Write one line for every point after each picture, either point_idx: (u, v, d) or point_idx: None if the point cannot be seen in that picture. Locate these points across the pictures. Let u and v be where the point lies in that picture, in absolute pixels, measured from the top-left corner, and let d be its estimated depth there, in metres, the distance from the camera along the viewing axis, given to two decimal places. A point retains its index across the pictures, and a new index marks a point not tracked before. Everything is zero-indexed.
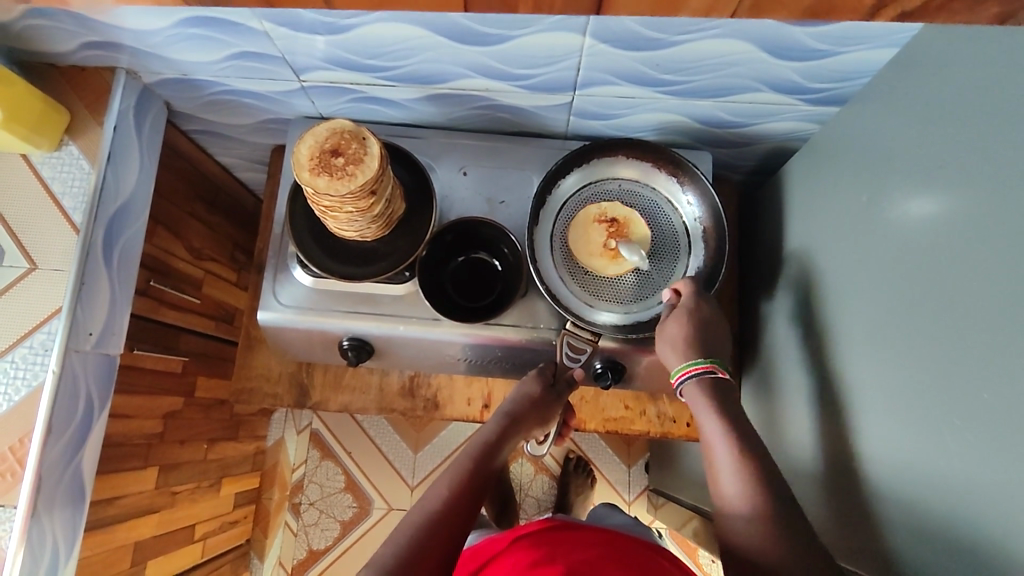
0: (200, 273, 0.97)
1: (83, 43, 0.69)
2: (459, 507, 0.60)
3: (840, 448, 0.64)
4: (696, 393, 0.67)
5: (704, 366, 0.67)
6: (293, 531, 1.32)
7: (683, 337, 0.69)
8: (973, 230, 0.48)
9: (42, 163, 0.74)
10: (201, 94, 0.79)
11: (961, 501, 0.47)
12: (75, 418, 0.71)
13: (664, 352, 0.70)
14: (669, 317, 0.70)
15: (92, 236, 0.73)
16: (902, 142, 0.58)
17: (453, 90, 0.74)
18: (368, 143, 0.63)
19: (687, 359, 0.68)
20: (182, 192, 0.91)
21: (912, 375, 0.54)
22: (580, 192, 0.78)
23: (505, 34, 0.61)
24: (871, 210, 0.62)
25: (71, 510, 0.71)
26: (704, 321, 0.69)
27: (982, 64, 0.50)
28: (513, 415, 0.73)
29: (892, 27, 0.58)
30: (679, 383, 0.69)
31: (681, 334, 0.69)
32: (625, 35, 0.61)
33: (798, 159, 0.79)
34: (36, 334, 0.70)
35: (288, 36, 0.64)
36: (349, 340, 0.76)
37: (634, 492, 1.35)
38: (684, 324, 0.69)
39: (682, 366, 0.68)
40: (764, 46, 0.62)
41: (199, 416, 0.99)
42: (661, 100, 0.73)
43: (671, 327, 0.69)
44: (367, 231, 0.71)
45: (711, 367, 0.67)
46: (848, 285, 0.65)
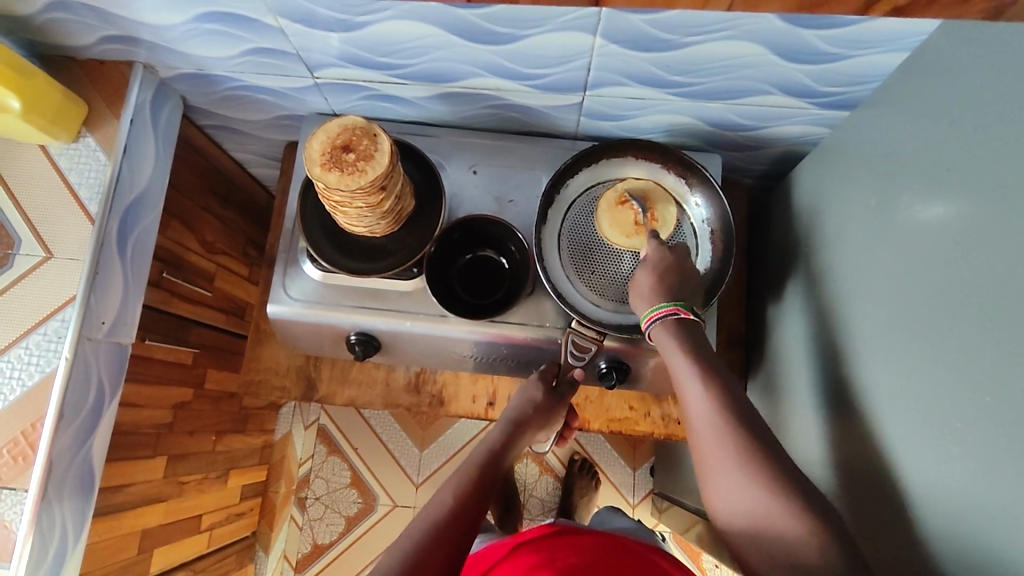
0: (212, 267, 0.99)
1: (103, 37, 0.71)
2: (463, 513, 0.60)
3: (848, 453, 0.64)
4: (663, 336, 0.66)
5: (669, 308, 0.66)
6: (298, 524, 1.33)
7: (647, 287, 0.68)
8: (983, 235, 0.48)
9: (59, 154, 0.75)
10: (217, 89, 0.80)
11: (971, 507, 0.47)
12: (86, 405, 0.72)
13: (636, 304, 0.70)
14: (640, 270, 0.70)
15: (107, 226, 0.74)
16: (913, 146, 0.58)
17: (464, 89, 0.75)
18: (379, 139, 0.64)
19: (652, 303, 0.68)
20: (197, 186, 0.92)
21: (921, 381, 0.53)
22: (589, 192, 0.78)
23: (516, 33, 0.62)
24: (882, 214, 0.62)
25: (80, 495, 0.73)
26: (669, 269, 0.69)
27: (993, 67, 0.50)
28: (518, 419, 0.72)
29: (904, 30, 0.58)
30: (647, 328, 0.68)
31: (647, 284, 0.68)
32: (636, 36, 0.61)
33: (809, 162, 0.79)
34: (50, 321, 0.71)
35: (303, 33, 0.65)
36: (357, 334, 0.77)
37: (638, 495, 1.35)
38: (650, 275, 0.69)
39: (648, 312, 0.68)
40: (775, 48, 0.62)
41: (207, 408, 1.00)
42: (671, 101, 0.73)
43: (640, 279, 0.69)
44: (377, 227, 0.72)
45: (673, 310, 0.66)
46: (858, 289, 0.65)
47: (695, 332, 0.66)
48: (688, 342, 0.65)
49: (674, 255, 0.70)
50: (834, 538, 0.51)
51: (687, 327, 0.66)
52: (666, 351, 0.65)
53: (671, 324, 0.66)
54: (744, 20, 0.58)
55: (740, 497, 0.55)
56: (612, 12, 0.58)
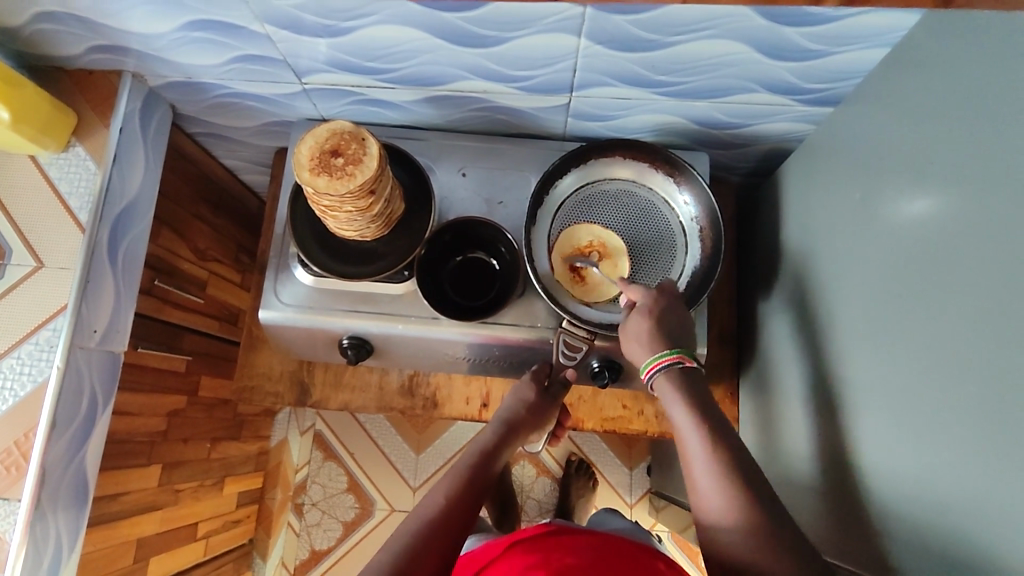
0: (204, 274, 0.99)
1: (91, 47, 0.71)
2: (456, 514, 0.60)
3: (835, 447, 0.65)
4: (667, 387, 0.65)
5: (673, 356, 0.66)
6: (296, 531, 1.33)
7: (646, 331, 0.67)
8: (964, 227, 0.49)
9: (49, 164, 0.75)
10: (206, 96, 0.81)
11: (955, 496, 0.47)
12: (80, 414, 0.73)
13: (633, 350, 0.68)
14: (632, 315, 0.69)
15: (98, 235, 0.74)
16: (895, 140, 0.59)
17: (452, 92, 0.75)
18: (368, 144, 0.64)
19: (655, 351, 0.66)
20: (188, 194, 0.93)
21: (906, 373, 0.54)
22: (577, 192, 0.79)
23: (501, 36, 0.62)
24: (866, 209, 0.63)
25: (75, 504, 0.73)
26: (667, 311, 0.68)
27: (971, 62, 0.50)
28: (510, 420, 0.73)
29: (884, 26, 0.59)
30: (650, 378, 0.67)
31: (645, 327, 0.67)
32: (620, 36, 0.61)
33: (794, 159, 0.80)
34: (42, 330, 0.71)
35: (291, 39, 0.66)
36: (349, 338, 0.77)
37: (635, 494, 1.35)
38: (647, 317, 0.68)
39: (650, 361, 0.66)
40: (758, 47, 0.62)
41: (202, 415, 1.00)
42: (657, 101, 0.74)
43: (633, 323, 0.68)
44: (367, 230, 0.72)
45: (678, 358, 0.66)
46: (844, 283, 0.65)
47: (696, 379, 0.66)
48: (686, 387, 0.65)
49: (665, 295, 0.70)
50: None
51: (688, 376, 0.66)
52: (667, 400, 0.65)
53: (675, 372, 0.65)
54: (727, 19, 0.58)
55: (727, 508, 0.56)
56: (595, 13, 0.58)
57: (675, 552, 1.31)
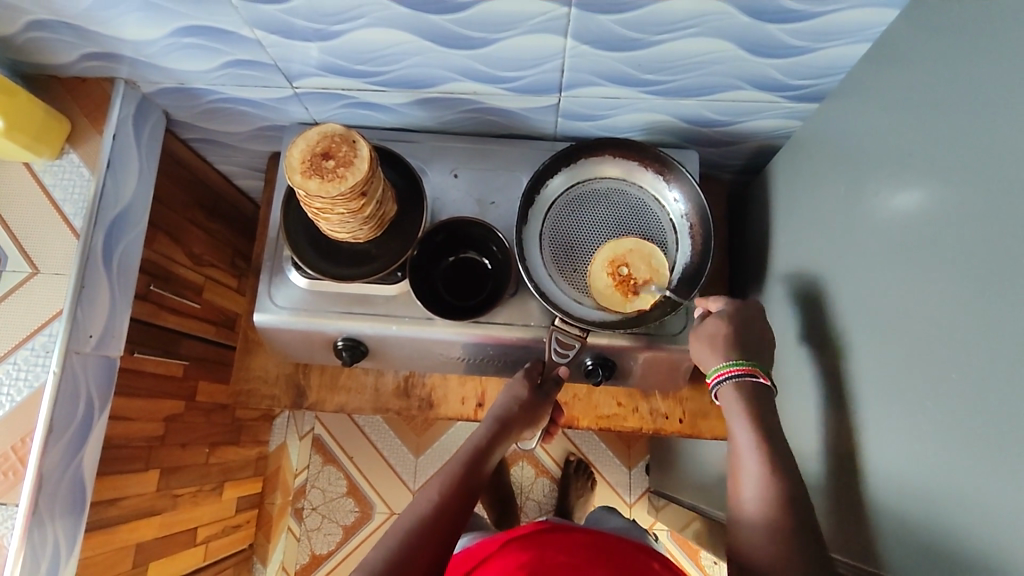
0: (200, 279, 0.99)
1: (84, 54, 0.72)
2: (449, 511, 0.60)
3: (833, 439, 0.65)
4: (731, 397, 0.67)
5: (748, 369, 0.67)
6: (297, 535, 1.33)
7: (721, 336, 0.69)
8: (950, 218, 0.49)
9: (44, 171, 0.76)
10: (199, 102, 0.81)
11: (950, 485, 0.48)
12: (77, 418, 0.73)
13: (701, 351, 0.70)
14: (709, 318, 0.71)
15: (92, 241, 0.75)
16: (881, 134, 0.59)
17: (442, 94, 0.76)
18: (359, 146, 0.65)
19: (724, 360, 0.68)
20: (183, 200, 0.93)
21: (897, 365, 0.54)
22: (568, 192, 0.79)
23: (489, 37, 0.63)
24: (855, 203, 0.63)
25: (73, 509, 0.73)
26: (743, 321, 0.70)
27: (952, 54, 0.51)
28: (504, 418, 0.73)
29: (867, 21, 0.60)
30: (713, 384, 0.69)
31: (720, 333, 0.69)
32: (607, 36, 0.62)
33: (782, 155, 0.80)
34: (37, 336, 0.72)
35: (281, 44, 0.66)
36: (344, 340, 0.77)
37: (635, 494, 1.35)
38: (724, 324, 0.70)
39: (720, 366, 0.68)
40: (744, 44, 0.63)
41: (199, 420, 1.00)
42: (646, 100, 0.74)
43: (712, 326, 0.70)
44: (360, 232, 0.72)
45: (754, 371, 0.67)
46: (835, 277, 0.66)
47: (765, 395, 0.67)
48: (752, 402, 0.66)
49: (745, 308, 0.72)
50: None
51: (757, 391, 0.67)
52: (730, 410, 0.67)
53: (747, 385, 0.67)
54: (711, 17, 0.59)
55: (760, 509, 0.60)
56: (581, 13, 0.59)
57: (673, 551, 1.32)
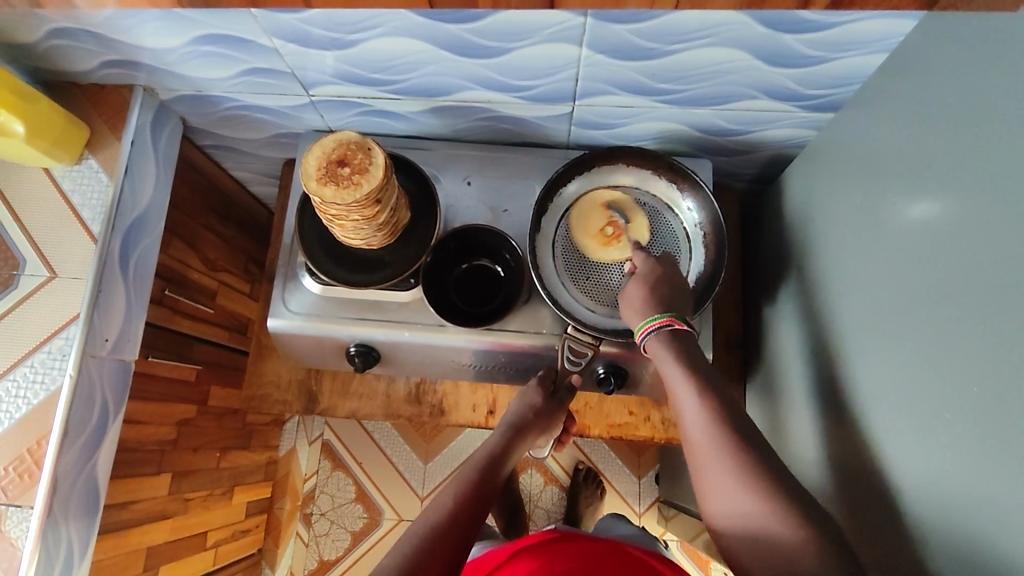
0: (214, 284, 1.00)
1: (104, 62, 0.73)
2: (462, 518, 0.60)
3: (846, 451, 0.64)
4: (661, 352, 0.66)
5: (664, 320, 0.67)
6: (305, 541, 1.33)
7: (641, 299, 0.69)
8: (967, 229, 0.49)
9: (63, 176, 0.77)
10: (216, 109, 0.82)
11: (967, 498, 0.47)
12: (92, 421, 0.73)
13: (629, 316, 0.70)
14: (630, 282, 0.71)
15: (109, 245, 0.76)
16: (896, 145, 0.59)
17: (456, 102, 0.76)
18: (373, 153, 0.65)
19: (646, 316, 0.68)
20: (197, 206, 0.94)
21: (914, 377, 0.54)
22: (581, 200, 0.80)
23: (504, 46, 0.63)
24: (870, 213, 0.63)
25: (86, 512, 0.73)
26: (660, 279, 0.70)
27: (968, 64, 0.51)
28: (517, 425, 0.73)
29: (882, 31, 0.60)
30: (641, 340, 0.68)
31: (640, 296, 0.69)
32: (621, 45, 0.62)
33: (796, 165, 0.80)
34: (54, 339, 0.72)
35: (298, 52, 0.67)
36: (356, 346, 0.78)
37: (645, 504, 1.34)
38: (643, 286, 0.70)
39: (642, 324, 0.68)
40: (758, 54, 0.63)
41: (211, 424, 1.00)
42: (660, 109, 0.74)
43: (632, 291, 0.70)
44: (374, 239, 0.73)
45: (670, 320, 0.67)
46: (849, 287, 0.65)
47: (688, 342, 0.67)
48: (683, 357, 0.65)
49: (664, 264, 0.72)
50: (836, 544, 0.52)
51: (681, 340, 0.66)
52: (662, 364, 0.66)
53: (667, 334, 0.66)
54: (725, 27, 0.59)
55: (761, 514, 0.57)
56: (596, 23, 0.59)
57: (682, 560, 1.31)
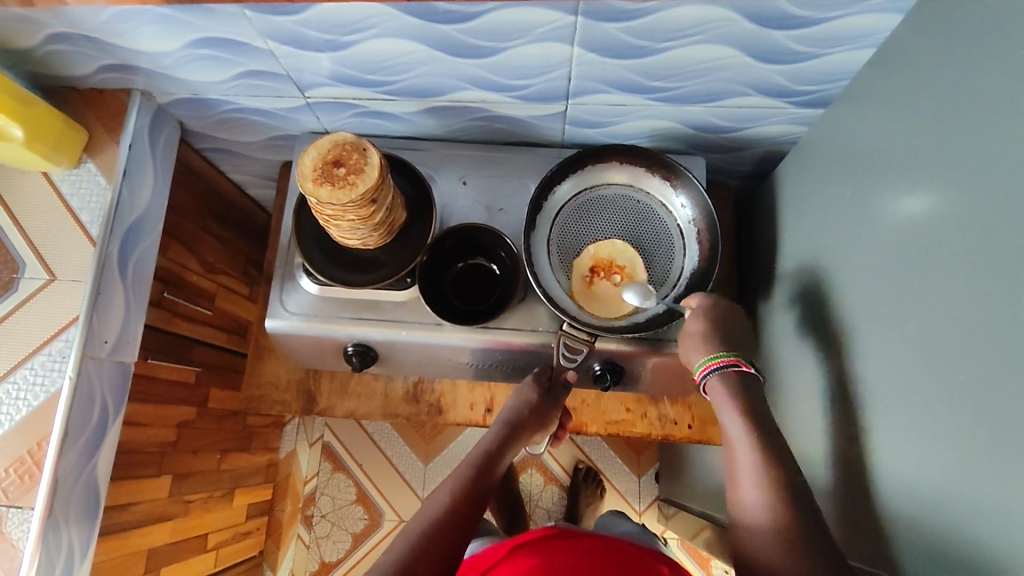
0: (213, 286, 1.01)
1: (102, 66, 0.73)
2: (460, 514, 0.61)
3: (842, 443, 0.65)
4: (719, 389, 0.68)
5: (727, 359, 0.68)
6: (306, 543, 1.33)
7: (703, 334, 0.70)
8: (956, 221, 0.49)
9: (61, 180, 0.77)
10: (213, 112, 0.83)
11: (961, 486, 0.47)
12: (92, 422, 0.74)
13: (687, 351, 0.71)
14: (691, 317, 0.72)
15: (108, 248, 0.76)
16: (886, 139, 0.60)
17: (450, 103, 0.77)
18: (369, 154, 0.65)
19: (710, 353, 0.69)
20: (196, 209, 0.95)
21: (907, 368, 0.54)
22: (575, 199, 0.80)
23: (496, 46, 0.64)
24: (862, 207, 0.63)
25: (86, 514, 0.74)
26: (723, 315, 0.71)
27: (956, 57, 0.51)
28: (513, 422, 0.73)
29: (870, 26, 0.60)
30: (701, 378, 0.69)
31: (702, 330, 0.70)
32: (613, 44, 0.63)
33: (789, 160, 0.81)
34: (54, 342, 0.73)
35: (293, 54, 0.68)
36: (354, 345, 0.79)
37: (645, 502, 1.34)
38: (703, 320, 0.71)
39: (705, 360, 0.69)
40: (749, 50, 0.64)
41: (211, 426, 1.01)
42: (653, 107, 0.75)
43: (694, 327, 0.71)
44: (370, 239, 0.73)
45: (733, 360, 0.68)
46: (843, 281, 0.66)
47: (751, 383, 0.68)
48: (734, 388, 0.67)
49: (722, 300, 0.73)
50: None
51: (744, 381, 0.67)
52: (719, 400, 0.67)
53: (730, 374, 0.67)
54: (717, 24, 0.60)
55: (766, 511, 0.58)
56: (586, 21, 0.60)
57: (683, 558, 1.31)
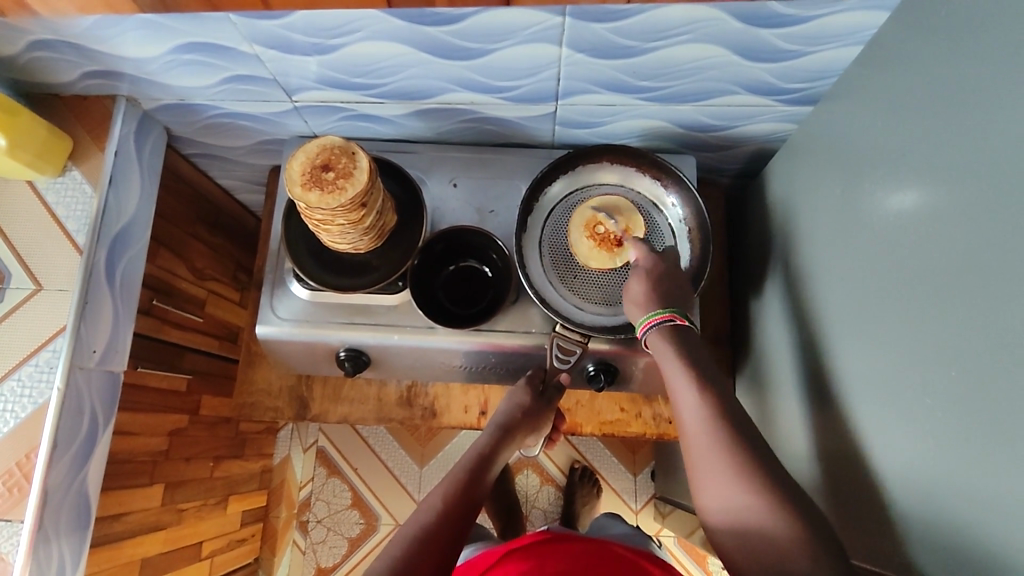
0: (203, 293, 1.00)
1: (85, 72, 0.72)
2: (454, 518, 0.60)
3: (834, 439, 0.65)
4: (660, 344, 0.67)
5: (664, 316, 0.68)
6: (301, 549, 1.33)
7: (644, 294, 0.69)
8: (945, 218, 0.49)
9: (46, 189, 0.77)
10: (199, 118, 0.82)
11: (952, 480, 0.47)
12: (81, 433, 0.73)
13: (631, 310, 0.71)
14: (633, 276, 0.71)
15: (95, 257, 0.75)
16: (874, 136, 0.60)
17: (439, 105, 0.76)
18: (358, 157, 0.65)
19: (648, 310, 0.69)
20: (184, 215, 0.94)
21: (897, 365, 0.54)
22: (567, 199, 0.80)
23: (484, 48, 0.64)
24: (851, 204, 0.63)
25: (77, 525, 0.73)
26: (663, 277, 0.71)
27: (942, 55, 0.51)
28: (506, 425, 0.73)
29: (856, 23, 0.60)
30: (644, 335, 0.69)
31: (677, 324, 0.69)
32: (601, 44, 0.63)
33: (778, 158, 0.81)
34: (42, 352, 0.72)
35: (279, 58, 0.67)
36: (346, 350, 0.78)
37: (641, 501, 1.35)
38: (645, 282, 0.70)
39: (645, 318, 0.69)
40: (737, 49, 0.64)
41: (204, 434, 1.00)
42: (642, 106, 0.75)
43: (633, 286, 0.71)
44: (360, 243, 0.73)
45: (671, 316, 0.68)
46: (833, 277, 0.66)
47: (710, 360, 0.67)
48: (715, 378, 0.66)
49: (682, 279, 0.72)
50: (826, 538, 0.52)
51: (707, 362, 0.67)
52: (661, 356, 0.67)
53: (667, 331, 0.67)
54: (704, 23, 0.60)
55: None
56: (574, 22, 0.59)
57: (679, 556, 1.31)
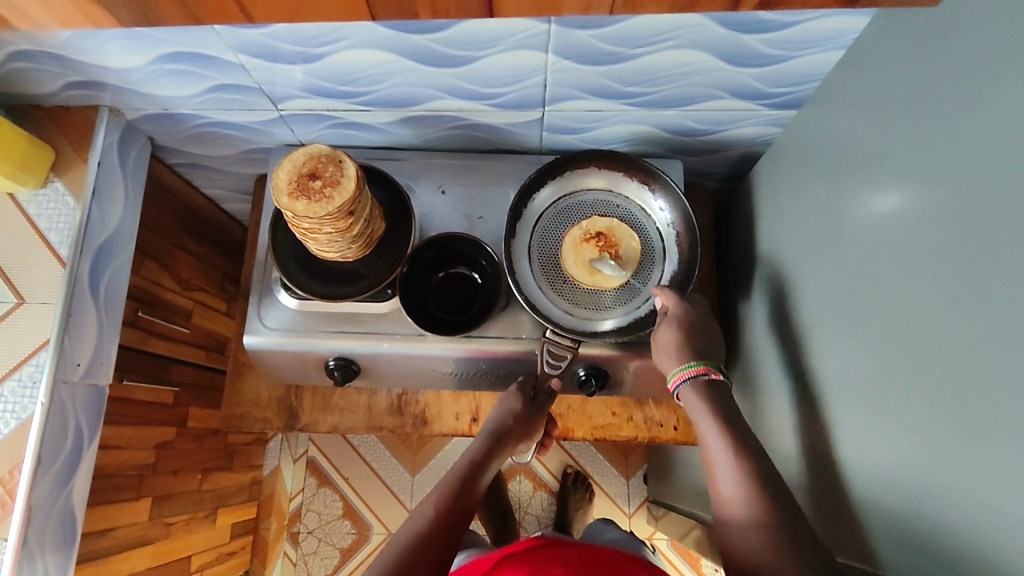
0: (190, 303, 0.99)
1: (67, 83, 0.72)
2: (445, 527, 0.60)
3: (821, 441, 0.65)
4: (693, 396, 0.68)
5: (699, 368, 0.68)
6: (292, 560, 1.31)
7: (675, 344, 0.70)
8: (928, 219, 0.50)
9: (28, 202, 0.76)
10: (184, 127, 0.81)
11: (936, 480, 0.48)
12: (66, 448, 0.72)
13: (660, 359, 0.72)
14: (662, 325, 0.72)
15: (78, 269, 0.74)
16: (857, 139, 0.60)
17: (426, 112, 0.76)
18: (345, 165, 0.65)
19: (682, 362, 0.69)
20: (169, 225, 0.93)
21: (881, 365, 0.55)
22: (555, 205, 0.80)
23: (470, 55, 0.64)
24: (835, 206, 0.64)
25: (63, 542, 0.72)
26: (693, 325, 0.71)
27: (923, 59, 0.52)
28: (497, 432, 0.73)
29: (837, 28, 0.61)
30: (675, 387, 0.70)
31: (674, 340, 0.70)
32: (587, 50, 0.63)
33: (763, 161, 0.82)
34: (24, 366, 0.71)
35: (264, 67, 0.67)
36: (335, 359, 0.77)
37: (634, 504, 1.35)
38: (676, 331, 0.70)
39: (677, 371, 0.69)
40: (721, 54, 0.64)
41: (191, 446, 0.99)
42: (628, 112, 0.75)
43: (665, 336, 0.71)
44: (348, 251, 0.73)
45: (705, 368, 0.68)
46: (817, 279, 0.67)
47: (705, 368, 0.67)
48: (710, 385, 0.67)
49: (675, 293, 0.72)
50: None
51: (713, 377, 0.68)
52: (692, 407, 0.68)
53: (701, 382, 0.68)
54: (688, 29, 0.60)
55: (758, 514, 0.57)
56: (560, 29, 0.60)
57: (672, 559, 1.32)
